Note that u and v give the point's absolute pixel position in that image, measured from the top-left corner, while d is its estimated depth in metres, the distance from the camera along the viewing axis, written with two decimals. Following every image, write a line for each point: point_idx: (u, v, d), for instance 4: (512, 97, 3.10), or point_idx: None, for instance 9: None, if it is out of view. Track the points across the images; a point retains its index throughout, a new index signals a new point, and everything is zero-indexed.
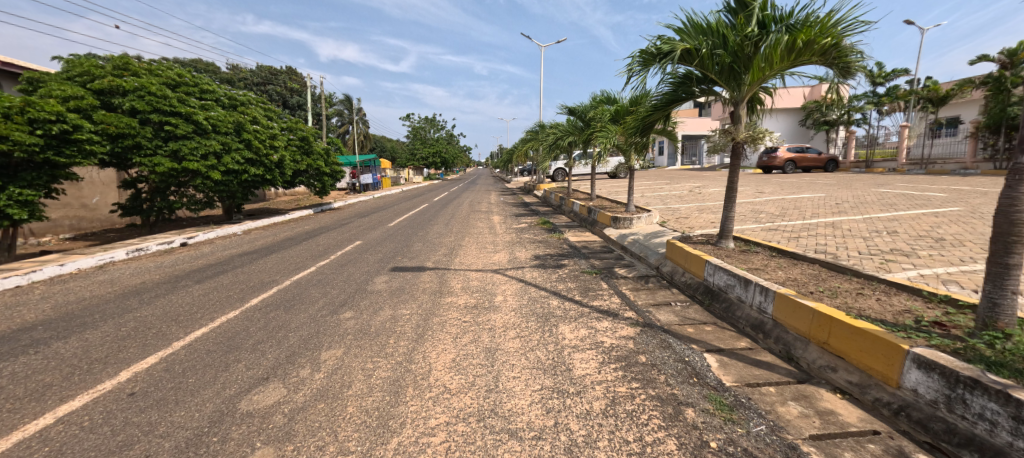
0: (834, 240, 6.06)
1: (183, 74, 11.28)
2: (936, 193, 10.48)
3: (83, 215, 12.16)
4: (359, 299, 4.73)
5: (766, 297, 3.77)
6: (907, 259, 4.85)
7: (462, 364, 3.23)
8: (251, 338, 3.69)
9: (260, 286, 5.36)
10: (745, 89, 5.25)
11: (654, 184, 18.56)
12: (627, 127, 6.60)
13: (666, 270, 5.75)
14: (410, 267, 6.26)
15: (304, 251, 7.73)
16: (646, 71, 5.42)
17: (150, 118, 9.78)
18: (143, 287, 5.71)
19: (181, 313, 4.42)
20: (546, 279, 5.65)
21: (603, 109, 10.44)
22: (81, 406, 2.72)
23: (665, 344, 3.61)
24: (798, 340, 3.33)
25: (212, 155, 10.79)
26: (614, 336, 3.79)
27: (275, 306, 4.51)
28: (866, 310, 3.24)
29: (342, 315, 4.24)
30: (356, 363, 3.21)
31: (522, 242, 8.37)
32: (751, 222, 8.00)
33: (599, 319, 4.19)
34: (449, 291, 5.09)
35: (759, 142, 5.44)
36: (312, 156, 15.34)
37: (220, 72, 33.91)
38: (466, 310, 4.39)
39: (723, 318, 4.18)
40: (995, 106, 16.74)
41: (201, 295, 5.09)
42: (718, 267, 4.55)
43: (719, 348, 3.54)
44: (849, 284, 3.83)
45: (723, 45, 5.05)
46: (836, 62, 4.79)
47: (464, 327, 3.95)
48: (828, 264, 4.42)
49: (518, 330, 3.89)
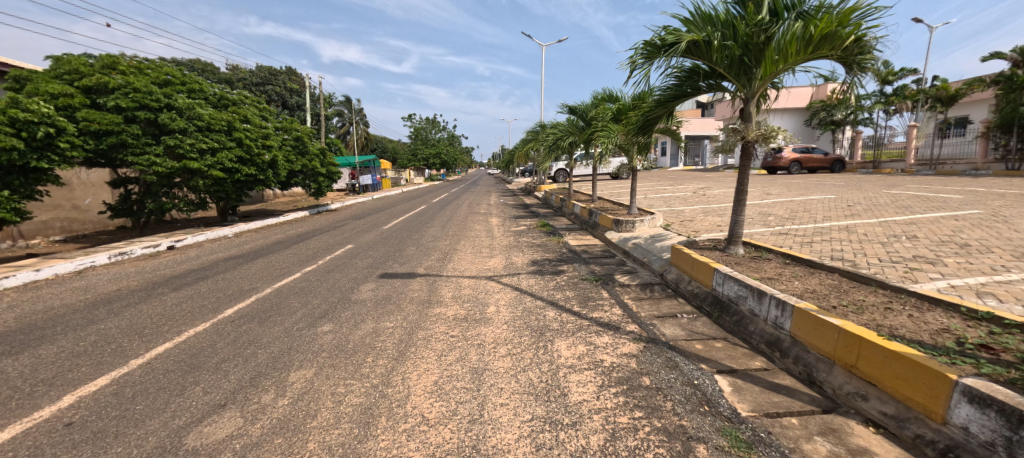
0: (851, 246, 5.69)
1: (172, 72, 10.98)
2: (951, 195, 10.08)
3: (75, 217, 11.90)
4: (342, 310, 4.39)
5: (783, 311, 3.41)
6: (933, 268, 4.49)
7: (445, 388, 2.89)
8: (216, 355, 3.36)
9: (239, 294, 5.03)
10: (756, 84, 4.87)
11: (657, 185, 18.21)
12: (630, 125, 6.27)
13: (671, 277, 5.40)
14: (400, 273, 5.93)
15: (291, 256, 7.39)
16: (650, 64, 5.09)
17: (137, 114, 9.44)
18: (117, 294, 5.41)
19: (147, 326, 4.09)
20: (543, 287, 5.30)
21: (605, 107, 10.11)
22: (8, 439, 2.40)
23: (672, 364, 3.25)
24: (821, 361, 2.99)
25: (207, 153, 10.42)
26: (614, 354, 3.45)
27: (250, 318, 4.18)
28: (899, 329, 2.88)
29: (320, 328, 3.91)
30: (326, 386, 2.88)
31: (520, 246, 8.03)
32: (760, 225, 7.63)
33: (599, 334, 3.84)
34: (438, 300, 4.74)
35: (771, 141, 5.04)
36: (308, 156, 15.04)
37: (219, 72, 33.75)
38: (455, 323, 4.05)
39: (734, 333, 3.83)
40: (1007, 106, 16.33)
41: (173, 304, 4.75)
42: (727, 276, 4.20)
43: (732, 369, 3.19)
44: (875, 298, 3.48)
45: (733, 36, 4.71)
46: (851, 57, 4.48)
47: (452, 343, 3.62)
48: (849, 274, 4.06)
49: (511, 347, 3.55)
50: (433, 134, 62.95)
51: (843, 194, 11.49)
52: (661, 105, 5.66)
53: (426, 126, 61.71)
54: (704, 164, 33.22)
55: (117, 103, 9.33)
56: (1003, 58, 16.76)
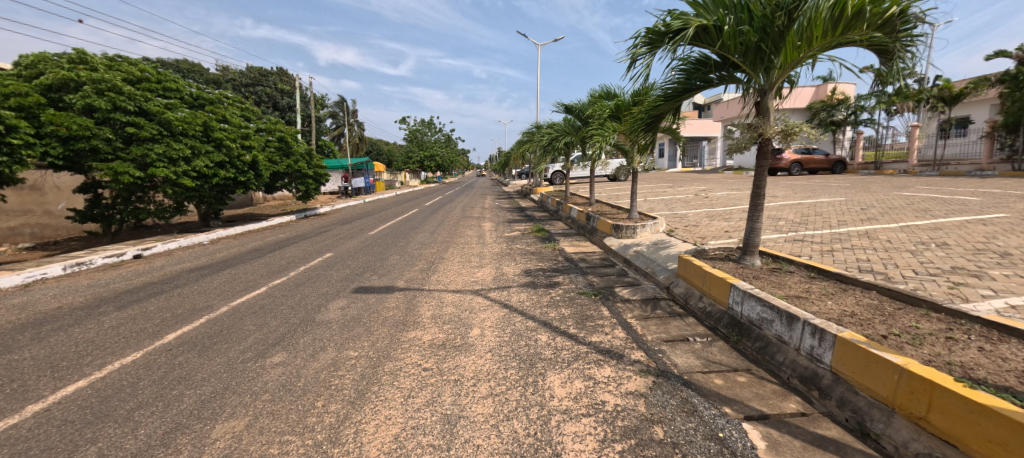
0: (877, 255, 5.13)
1: (147, 69, 10.15)
2: (969, 196, 9.56)
3: (46, 222, 11.24)
4: (300, 336, 3.76)
5: (821, 341, 2.84)
6: (980, 282, 3.94)
7: (406, 448, 2.27)
8: (132, 400, 2.75)
9: (189, 315, 4.39)
10: (774, 74, 4.27)
11: (656, 187, 17.67)
12: (631, 123, 5.68)
13: (678, 291, 4.81)
14: (377, 288, 5.33)
15: (262, 266, 6.75)
16: (652, 54, 4.52)
17: (112, 116, 8.73)
18: (56, 313, 4.75)
19: (66, 358, 3.45)
20: (535, 304, 4.69)
21: (603, 104, 9.48)
22: None
23: (689, 408, 2.66)
24: (875, 408, 2.41)
25: (181, 160, 9.70)
26: (618, 393, 2.85)
27: (191, 346, 3.57)
28: (977, 370, 2.31)
29: (269, 359, 3.30)
30: (255, 446, 2.27)
31: (512, 254, 7.42)
32: (771, 231, 7.05)
33: (599, 365, 3.25)
34: (415, 322, 4.12)
35: (791, 138, 4.42)
36: (293, 158, 14.34)
37: (207, 73, 33.16)
38: (431, 351, 3.46)
39: (757, 362, 3.26)
40: (1013, 104, 15.82)
41: (112, 327, 4.13)
42: (747, 294, 3.63)
43: (763, 414, 2.60)
44: (931, 324, 2.91)
45: (749, 20, 4.07)
46: (886, 37, 3.77)
47: (424, 379, 3.01)
48: (891, 291, 3.48)
49: (493, 384, 2.94)
50: (428, 136, 62.48)
51: (853, 195, 11.00)
52: (667, 100, 5.09)
53: (421, 127, 61.17)
54: (702, 165, 32.88)
55: (87, 103, 8.54)
56: (1008, 56, 16.30)
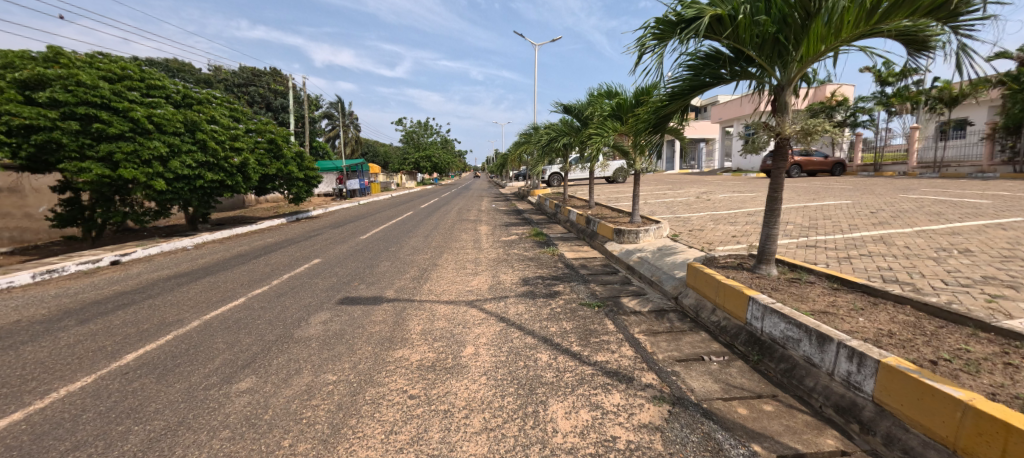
0: (900, 263, 4.80)
1: (131, 66, 9.74)
2: (979, 200, 9.28)
3: (25, 226, 10.78)
4: (273, 356, 3.39)
5: (860, 367, 2.50)
6: (1017, 294, 3.61)
7: None
8: (64, 440, 2.36)
9: (157, 330, 4.03)
10: (794, 68, 3.95)
11: (656, 190, 17.34)
12: (636, 123, 5.35)
13: (688, 302, 4.47)
14: (364, 298, 4.96)
15: (244, 274, 6.37)
16: (662, 46, 4.18)
17: (75, 110, 8.18)
18: (12, 328, 4.35)
19: (6, 383, 3.07)
20: (535, 317, 4.33)
21: (603, 104, 9.15)
22: None
23: (713, 447, 2.31)
24: (932, 449, 2.07)
25: (156, 160, 9.17)
26: (630, 425, 2.51)
27: (151, 369, 3.20)
28: None
29: (236, 385, 2.93)
30: None
31: (509, 260, 7.07)
32: (781, 236, 6.71)
33: (608, 391, 2.90)
34: (403, 338, 3.76)
35: (812, 137, 4.07)
36: (284, 160, 13.85)
37: (198, 74, 32.72)
38: (419, 374, 3.10)
39: (783, 387, 2.91)
40: (1015, 106, 15.63)
41: (68, 345, 3.75)
42: (768, 309, 3.29)
43: (799, 452, 2.26)
44: (985, 347, 2.57)
45: (766, 9, 3.78)
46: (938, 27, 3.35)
47: (410, 410, 2.65)
48: (929, 307, 3.14)
49: (488, 416, 2.59)
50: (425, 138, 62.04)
51: (859, 198, 10.70)
52: (673, 99, 4.74)
53: (417, 129, 61.04)
54: (700, 168, 32.72)
55: (52, 98, 8.09)
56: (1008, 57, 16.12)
